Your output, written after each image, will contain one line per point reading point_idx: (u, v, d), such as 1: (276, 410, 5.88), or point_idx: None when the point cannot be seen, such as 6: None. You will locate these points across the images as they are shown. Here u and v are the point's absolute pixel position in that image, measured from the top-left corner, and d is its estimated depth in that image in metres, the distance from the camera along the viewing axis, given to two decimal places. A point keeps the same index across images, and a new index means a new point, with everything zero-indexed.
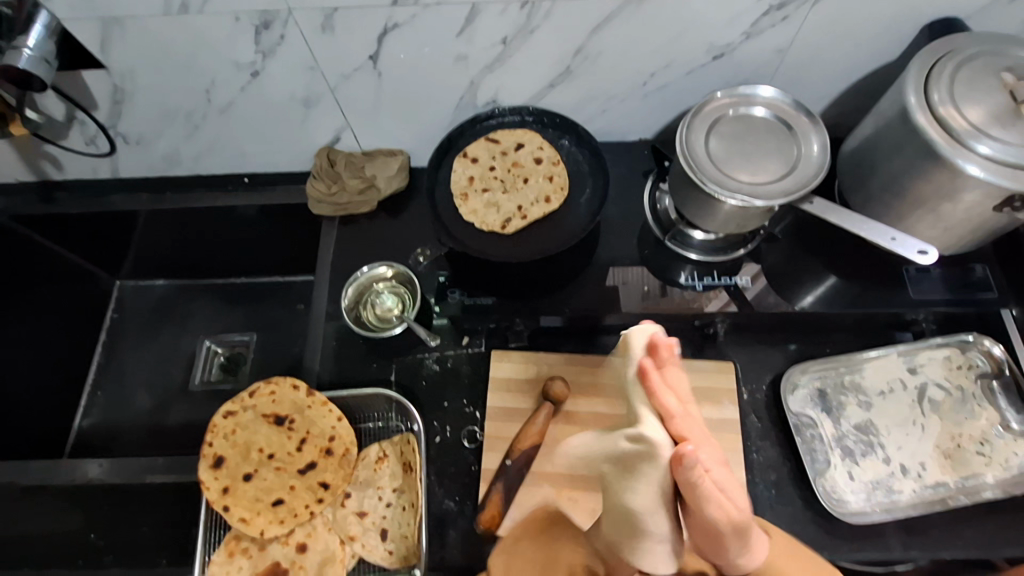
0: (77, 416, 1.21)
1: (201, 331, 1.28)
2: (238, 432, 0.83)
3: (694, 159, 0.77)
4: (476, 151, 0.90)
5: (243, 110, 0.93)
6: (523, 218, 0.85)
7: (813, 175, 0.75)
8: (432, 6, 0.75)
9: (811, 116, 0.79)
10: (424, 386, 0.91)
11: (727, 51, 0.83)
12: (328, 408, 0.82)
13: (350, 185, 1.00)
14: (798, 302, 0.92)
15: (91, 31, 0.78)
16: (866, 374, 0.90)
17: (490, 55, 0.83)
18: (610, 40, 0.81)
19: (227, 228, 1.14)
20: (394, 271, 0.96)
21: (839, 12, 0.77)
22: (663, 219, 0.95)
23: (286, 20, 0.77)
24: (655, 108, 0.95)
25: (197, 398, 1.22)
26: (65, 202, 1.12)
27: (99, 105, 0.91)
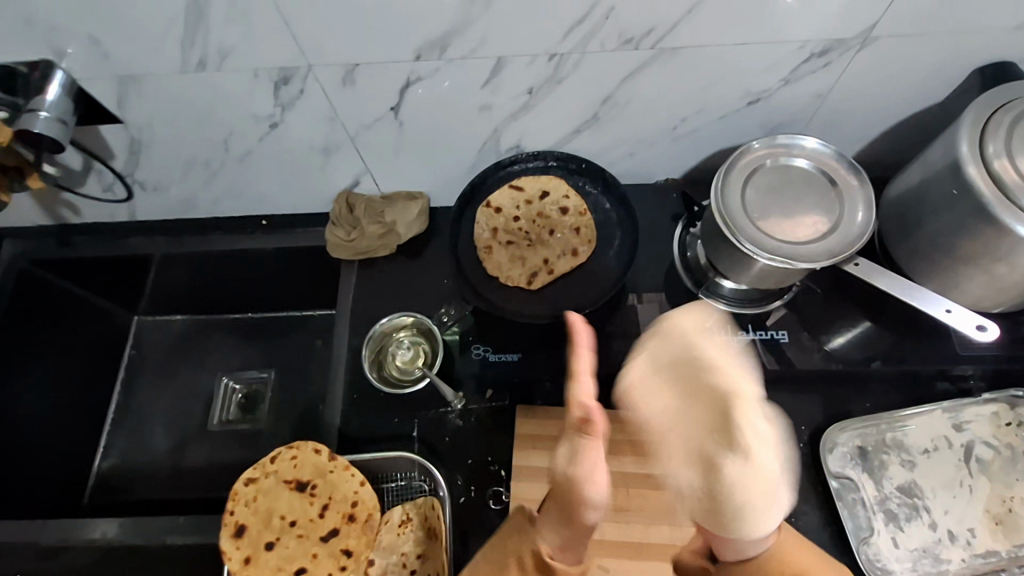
0: (98, 456, 1.21)
1: (220, 369, 1.27)
2: (260, 499, 0.80)
3: (728, 215, 0.73)
4: (499, 200, 0.88)
5: (260, 157, 0.91)
6: (549, 272, 0.83)
7: (857, 235, 0.72)
8: (455, 60, 0.72)
9: (856, 169, 0.75)
10: (447, 442, 0.88)
11: (763, 96, 0.79)
12: (350, 472, 0.81)
13: (369, 232, 0.97)
14: (827, 342, 0.88)
15: (108, 89, 0.76)
16: (909, 431, 0.86)
17: (515, 104, 0.80)
18: (641, 88, 0.77)
19: (244, 269, 1.12)
20: (415, 319, 0.95)
21: (885, 59, 0.73)
22: (693, 266, 0.91)
23: (305, 76, 0.74)
24: (685, 150, 0.91)
25: (218, 438, 1.21)
26: (82, 246, 1.11)
27: (116, 155, 0.90)
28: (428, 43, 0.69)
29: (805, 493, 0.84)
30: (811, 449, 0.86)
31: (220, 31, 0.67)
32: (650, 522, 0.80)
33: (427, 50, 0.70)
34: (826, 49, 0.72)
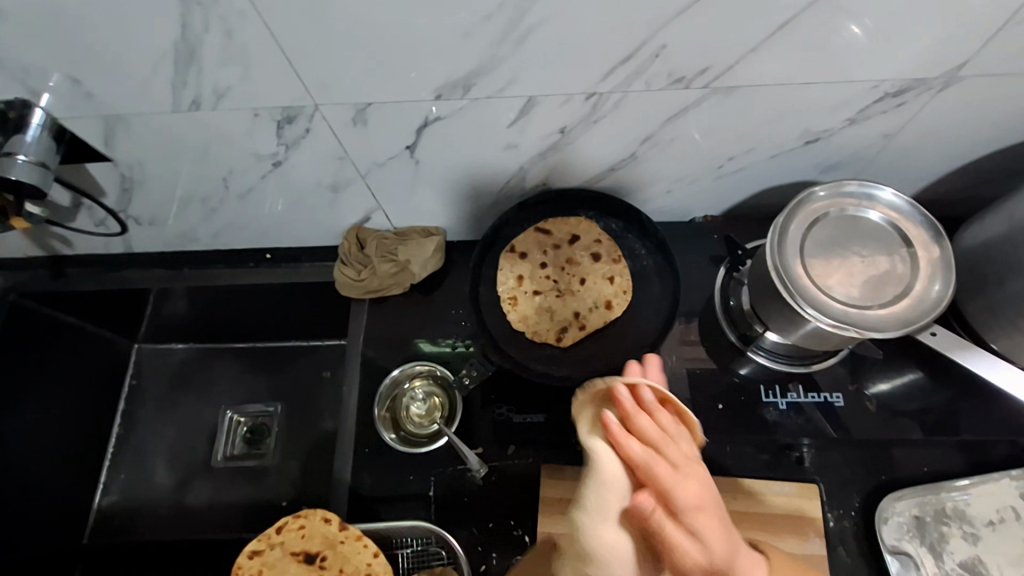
0: (97, 493, 1.12)
1: (223, 400, 1.17)
2: (265, 574, 0.74)
3: (785, 274, 0.65)
4: (524, 245, 0.83)
5: (263, 194, 0.83)
6: (581, 326, 0.78)
7: (932, 301, 0.64)
8: (481, 100, 0.64)
9: (930, 221, 0.68)
10: (466, 504, 0.81)
11: (824, 136, 0.71)
12: (362, 542, 0.75)
13: (380, 270, 0.89)
14: (868, 386, 0.82)
15: (94, 128, 0.69)
16: (971, 500, 0.78)
17: (544, 144, 0.72)
18: (687, 127, 0.69)
19: (249, 303, 1.05)
20: (429, 341, 0.90)
21: (965, 99, 0.65)
22: (737, 317, 0.82)
23: (312, 115, 0.66)
24: (729, 189, 0.83)
25: (220, 476, 1.11)
26: (76, 278, 1.02)
27: (107, 192, 0.83)
28: (451, 82, 0.62)
29: (858, 569, 0.76)
30: (864, 519, 0.78)
31: (216, 69, 0.60)
32: None
33: (449, 89, 0.63)
34: (902, 89, 0.64)
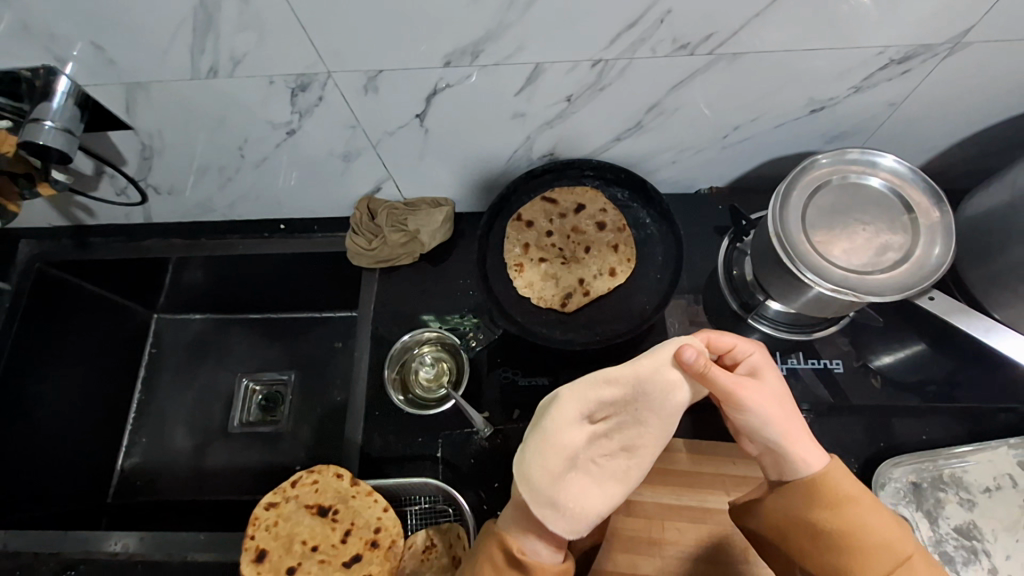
0: (120, 456, 1.16)
1: (239, 368, 1.21)
2: (281, 524, 0.78)
3: (786, 239, 0.66)
4: (531, 213, 0.85)
5: (278, 163, 0.85)
6: (585, 293, 0.80)
7: (933, 269, 0.65)
8: (489, 67, 0.65)
9: (932, 189, 0.68)
10: (473, 464, 0.84)
11: (829, 104, 0.72)
12: (373, 497, 0.78)
13: (391, 240, 0.91)
14: (872, 359, 0.83)
15: (116, 95, 0.72)
16: (969, 468, 0.79)
17: (550, 112, 0.73)
18: (692, 96, 0.70)
19: (263, 272, 1.08)
20: (438, 317, 0.93)
21: (972, 66, 0.66)
22: (740, 286, 0.83)
23: (324, 82, 0.68)
24: (733, 159, 0.84)
25: (237, 441, 1.15)
26: (99, 248, 1.05)
27: (127, 160, 0.86)
28: (459, 49, 0.63)
29: None
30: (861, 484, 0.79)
31: (233, 36, 0.61)
32: (687, 557, 0.75)
33: (458, 56, 0.64)
34: (908, 55, 0.64)
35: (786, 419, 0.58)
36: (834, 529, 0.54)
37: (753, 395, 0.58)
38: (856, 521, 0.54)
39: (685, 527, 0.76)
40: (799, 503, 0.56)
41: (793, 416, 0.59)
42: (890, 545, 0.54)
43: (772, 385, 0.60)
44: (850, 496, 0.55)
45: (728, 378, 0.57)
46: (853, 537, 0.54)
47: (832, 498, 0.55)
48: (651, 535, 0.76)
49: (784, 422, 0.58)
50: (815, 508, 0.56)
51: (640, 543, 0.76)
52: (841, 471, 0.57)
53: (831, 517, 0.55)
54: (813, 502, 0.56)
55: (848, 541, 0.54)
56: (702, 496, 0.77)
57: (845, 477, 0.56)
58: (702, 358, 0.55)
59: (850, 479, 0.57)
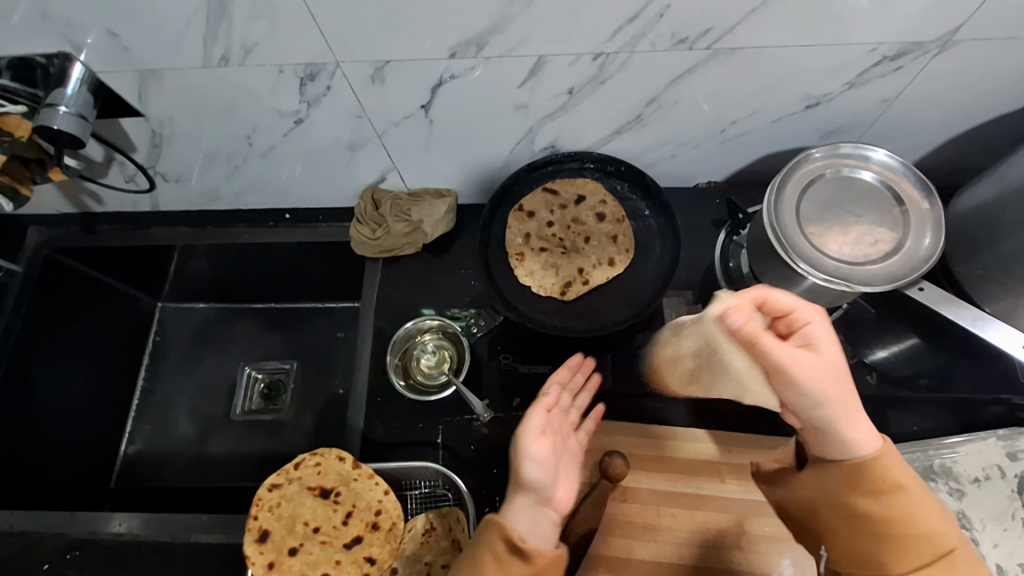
0: (124, 442, 1.18)
1: (242, 357, 1.23)
2: (284, 505, 0.80)
3: (781, 230, 0.68)
4: (532, 204, 0.86)
5: (285, 152, 0.87)
6: (585, 282, 0.81)
7: (923, 261, 0.67)
8: (493, 58, 0.67)
9: (924, 184, 0.70)
10: (472, 451, 0.85)
11: (824, 100, 0.74)
12: (375, 480, 0.80)
13: (394, 229, 0.93)
14: (868, 355, 0.85)
15: (128, 82, 0.73)
16: (958, 459, 0.81)
17: (552, 105, 0.75)
18: (690, 91, 0.72)
19: (268, 261, 1.10)
20: (437, 311, 0.94)
21: (962, 64, 0.67)
22: (736, 279, 0.83)
23: (332, 72, 0.70)
24: (731, 153, 0.85)
25: (239, 428, 1.17)
26: (107, 235, 1.06)
27: (137, 148, 0.87)
28: (464, 41, 0.65)
29: None
30: None
31: (244, 25, 0.63)
32: (681, 541, 0.76)
33: (463, 48, 0.66)
34: (900, 52, 0.66)
35: (841, 397, 0.54)
36: (879, 517, 0.52)
37: (807, 370, 0.54)
38: (904, 512, 0.52)
39: (680, 512, 0.78)
40: (845, 487, 0.55)
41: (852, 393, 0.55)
42: (937, 535, 0.51)
43: (831, 358, 0.55)
44: (900, 485, 0.53)
45: (782, 352, 0.54)
46: (898, 529, 0.52)
47: (881, 485, 0.53)
48: (646, 520, 0.77)
49: (836, 399, 0.54)
50: (862, 494, 0.54)
51: (636, 528, 0.77)
52: (894, 457, 0.54)
53: (880, 507, 0.53)
54: (858, 486, 0.54)
55: (894, 529, 0.52)
56: (698, 483, 0.79)
57: (899, 466, 0.53)
58: (749, 325, 0.55)
59: (904, 467, 0.54)
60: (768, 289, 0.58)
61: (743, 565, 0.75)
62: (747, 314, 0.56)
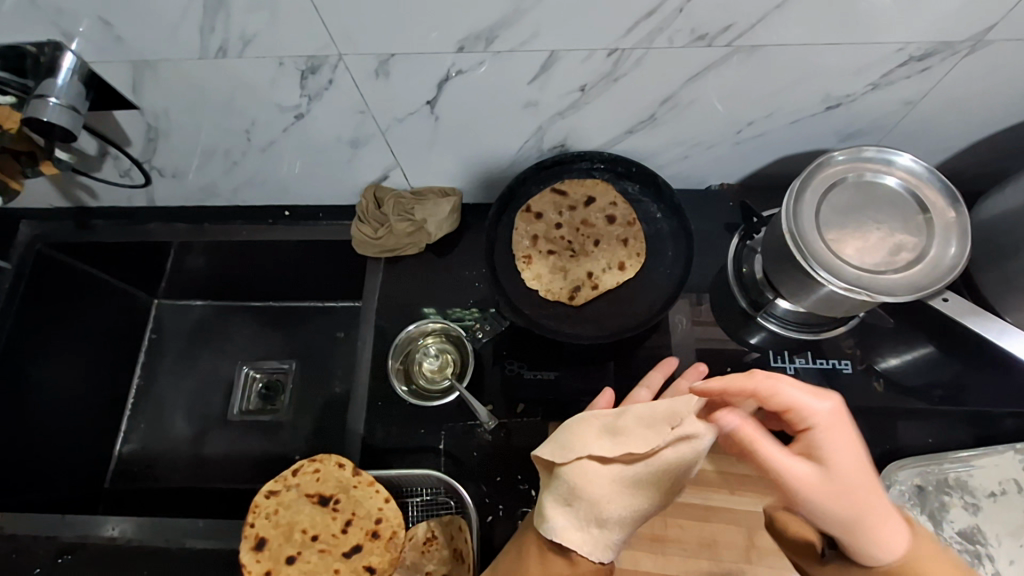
0: (118, 441, 1.15)
1: (239, 356, 1.20)
2: (281, 512, 0.78)
3: (800, 236, 0.65)
4: (540, 205, 0.84)
5: (285, 148, 0.84)
6: (594, 287, 0.79)
7: (947, 271, 0.64)
8: (503, 53, 0.64)
9: (948, 190, 0.68)
10: (475, 457, 0.83)
11: (846, 101, 0.71)
12: (375, 488, 0.78)
13: (397, 229, 0.90)
14: (878, 361, 0.83)
15: (123, 74, 0.71)
16: (974, 473, 0.79)
17: (563, 102, 0.72)
18: (706, 90, 0.70)
19: (267, 259, 1.07)
20: (439, 310, 0.92)
21: (991, 66, 0.65)
22: (749, 285, 0.82)
23: (335, 65, 0.67)
24: (746, 155, 0.83)
25: (236, 428, 1.14)
26: (101, 230, 1.03)
27: (132, 141, 0.84)
28: (474, 34, 0.62)
29: None
30: None
31: (243, 15, 0.60)
32: (689, 555, 0.74)
33: (471, 42, 0.63)
34: (928, 52, 0.63)
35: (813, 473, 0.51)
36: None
37: (821, 476, 0.51)
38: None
39: (689, 525, 0.75)
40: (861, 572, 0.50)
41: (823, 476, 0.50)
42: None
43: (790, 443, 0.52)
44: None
45: (799, 466, 0.51)
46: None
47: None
48: (654, 532, 0.75)
49: (857, 513, 0.50)
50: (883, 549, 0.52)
51: (643, 540, 0.75)
52: (927, 554, 0.49)
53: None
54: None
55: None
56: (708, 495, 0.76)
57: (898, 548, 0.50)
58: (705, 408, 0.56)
59: (942, 564, 0.49)
60: (831, 399, 0.52)
61: None
62: (786, 401, 0.52)
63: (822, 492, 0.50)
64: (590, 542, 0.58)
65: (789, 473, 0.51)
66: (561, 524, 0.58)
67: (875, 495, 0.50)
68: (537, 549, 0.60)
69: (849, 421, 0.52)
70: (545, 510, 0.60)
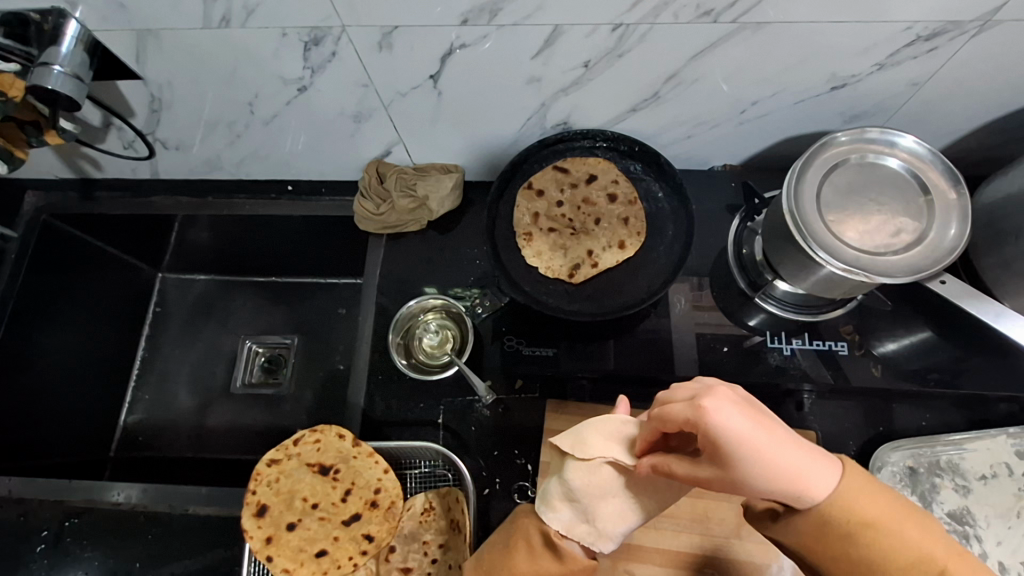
0: (123, 411, 1.17)
1: (242, 330, 1.21)
2: (282, 481, 0.80)
3: (800, 216, 0.65)
4: (542, 183, 0.84)
5: (288, 122, 0.85)
6: (594, 265, 0.79)
7: (946, 254, 0.65)
8: (506, 27, 0.64)
9: (951, 173, 0.67)
10: (474, 432, 0.84)
11: (852, 81, 0.71)
12: (374, 459, 0.78)
13: (399, 205, 0.90)
14: (876, 347, 0.82)
15: (126, 43, 0.70)
16: (965, 455, 0.80)
17: (567, 78, 0.72)
18: (710, 68, 0.69)
19: (270, 233, 1.07)
20: (440, 290, 0.92)
21: (999, 47, 0.64)
22: (749, 265, 0.83)
23: (338, 36, 0.67)
24: (750, 136, 0.83)
25: (239, 401, 1.16)
26: (106, 202, 1.03)
27: (136, 112, 0.85)
28: (477, 7, 0.61)
29: None
30: None
31: None
32: (682, 529, 0.75)
33: (475, 14, 0.62)
34: (937, 32, 0.63)
35: (751, 459, 0.47)
36: (864, 560, 0.46)
37: (727, 475, 0.48)
38: (887, 548, 0.45)
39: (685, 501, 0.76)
40: (811, 534, 0.47)
41: (749, 454, 0.47)
42: (929, 567, 0.45)
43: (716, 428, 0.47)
44: (874, 520, 0.46)
45: (704, 469, 0.48)
46: (886, 567, 0.45)
47: (848, 527, 0.46)
48: None
49: (779, 482, 0.47)
50: (839, 541, 0.46)
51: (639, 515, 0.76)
52: (862, 488, 0.47)
53: (851, 547, 0.46)
54: (834, 535, 0.46)
55: (874, 574, 0.45)
56: None
57: (857, 509, 0.46)
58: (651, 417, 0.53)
59: (871, 496, 0.47)
60: (705, 397, 0.48)
61: (742, 553, 0.74)
62: (677, 410, 0.50)
63: (738, 478, 0.48)
64: (592, 535, 0.58)
65: (699, 479, 0.49)
66: (564, 517, 0.59)
67: (785, 453, 0.47)
68: (525, 546, 0.60)
69: (733, 396, 0.49)
70: (550, 498, 0.60)
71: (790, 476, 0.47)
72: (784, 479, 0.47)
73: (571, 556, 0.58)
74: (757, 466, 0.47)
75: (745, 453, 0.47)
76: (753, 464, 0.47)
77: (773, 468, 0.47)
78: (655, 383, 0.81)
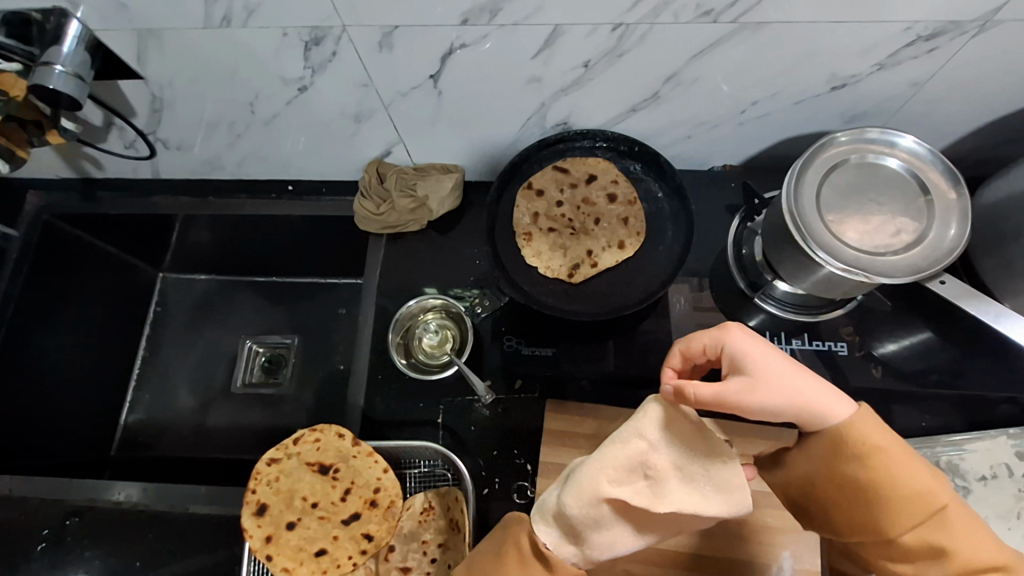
0: (123, 411, 1.17)
1: (243, 330, 1.21)
2: (282, 480, 0.80)
3: (799, 216, 0.65)
4: (542, 183, 0.84)
5: (289, 122, 0.85)
6: (593, 265, 0.79)
7: (945, 255, 0.65)
8: (507, 27, 0.64)
9: (951, 172, 0.67)
10: (473, 433, 0.84)
11: (852, 82, 0.71)
12: (374, 458, 0.79)
13: (399, 205, 0.91)
14: (876, 347, 0.82)
15: (128, 43, 0.71)
16: (965, 456, 0.80)
17: (566, 78, 0.72)
18: (710, 68, 0.69)
19: (271, 233, 1.08)
20: (441, 289, 0.92)
21: (998, 48, 0.64)
22: (748, 265, 0.82)
23: (339, 36, 0.67)
24: (750, 136, 0.83)
25: (239, 400, 1.16)
26: (107, 202, 1.04)
27: (137, 112, 0.85)
28: (478, 7, 0.62)
29: None
30: None
31: None
32: (681, 529, 0.75)
33: (476, 14, 0.63)
34: (936, 32, 0.63)
35: (773, 375, 0.50)
36: (865, 484, 0.49)
37: (752, 385, 0.50)
38: (885, 473, 0.49)
39: None
40: (822, 463, 0.51)
41: (771, 370, 0.50)
42: (924, 494, 0.49)
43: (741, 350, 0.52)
44: (877, 446, 0.49)
45: (731, 382, 0.50)
46: (882, 490, 0.49)
47: (855, 450, 0.50)
48: None
49: (796, 401, 0.49)
50: (846, 464, 0.50)
51: None
52: (871, 421, 0.50)
53: (859, 471, 0.49)
54: (840, 457, 0.50)
55: (872, 496, 0.49)
56: None
57: (867, 435, 0.50)
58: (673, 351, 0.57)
59: (879, 426, 0.50)
60: (734, 323, 0.53)
61: (741, 554, 0.74)
62: (703, 334, 0.54)
63: (760, 396, 0.50)
64: (582, 557, 0.54)
65: (724, 394, 0.49)
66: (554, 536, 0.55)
67: (799, 381, 0.51)
68: (516, 552, 0.56)
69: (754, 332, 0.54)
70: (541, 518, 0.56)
71: (810, 403, 0.50)
72: (804, 403, 0.50)
73: (562, 569, 0.55)
74: (777, 384, 0.50)
75: (767, 373, 0.50)
76: (773, 385, 0.50)
77: (792, 390, 0.50)
78: (654, 383, 0.82)
